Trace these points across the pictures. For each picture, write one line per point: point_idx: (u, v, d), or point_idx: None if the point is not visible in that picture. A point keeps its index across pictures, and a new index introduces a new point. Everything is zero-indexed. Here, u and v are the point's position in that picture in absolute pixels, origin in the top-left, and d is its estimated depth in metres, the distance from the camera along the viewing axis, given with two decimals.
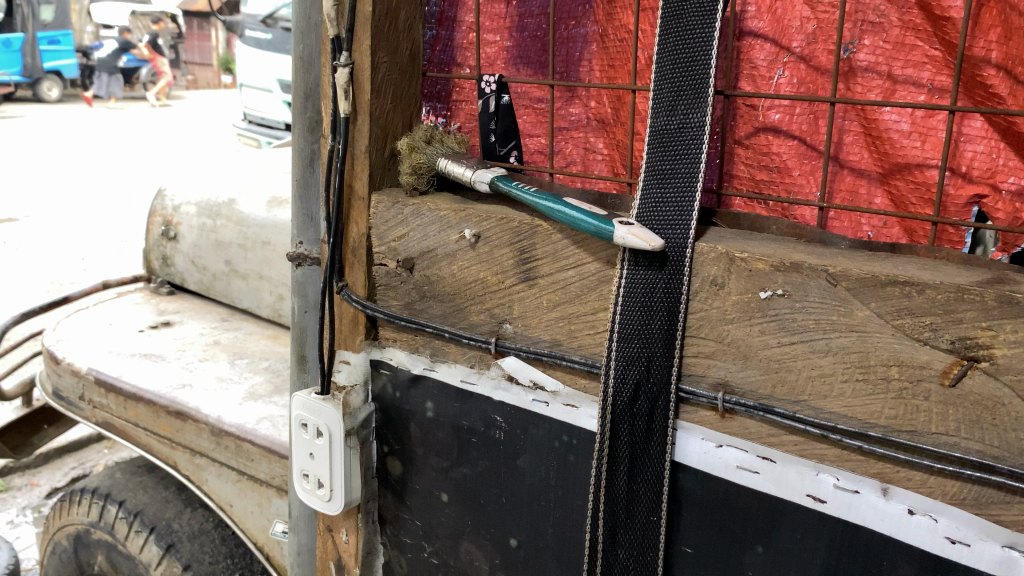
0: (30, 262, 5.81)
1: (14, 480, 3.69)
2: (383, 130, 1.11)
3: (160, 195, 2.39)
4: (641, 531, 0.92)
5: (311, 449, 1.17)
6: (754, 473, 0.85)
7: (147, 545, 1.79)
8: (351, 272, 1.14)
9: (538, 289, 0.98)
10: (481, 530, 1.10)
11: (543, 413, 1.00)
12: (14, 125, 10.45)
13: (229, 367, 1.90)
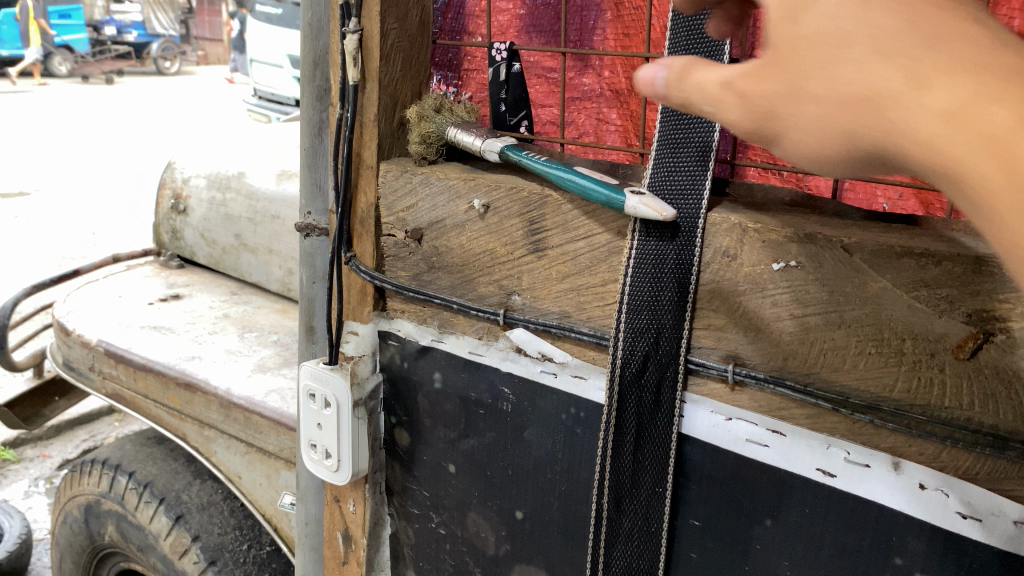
0: (41, 236, 5.84)
1: (27, 451, 3.73)
2: (392, 98, 1.10)
3: (169, 167, 2.39)
4: (646, 500, 0.92)
5: (319, 420, 1.17)
6: (763, 447, 0.84)
7: (157, 516, 1.80)
8: (360, 243, 1.14)
9: (547, 260, 0.97)
10: (488, 501, 1.10)
11: (551, 384, 0.99)
12: (25, 98, 10.49)
13: (239, 340, 1.91)
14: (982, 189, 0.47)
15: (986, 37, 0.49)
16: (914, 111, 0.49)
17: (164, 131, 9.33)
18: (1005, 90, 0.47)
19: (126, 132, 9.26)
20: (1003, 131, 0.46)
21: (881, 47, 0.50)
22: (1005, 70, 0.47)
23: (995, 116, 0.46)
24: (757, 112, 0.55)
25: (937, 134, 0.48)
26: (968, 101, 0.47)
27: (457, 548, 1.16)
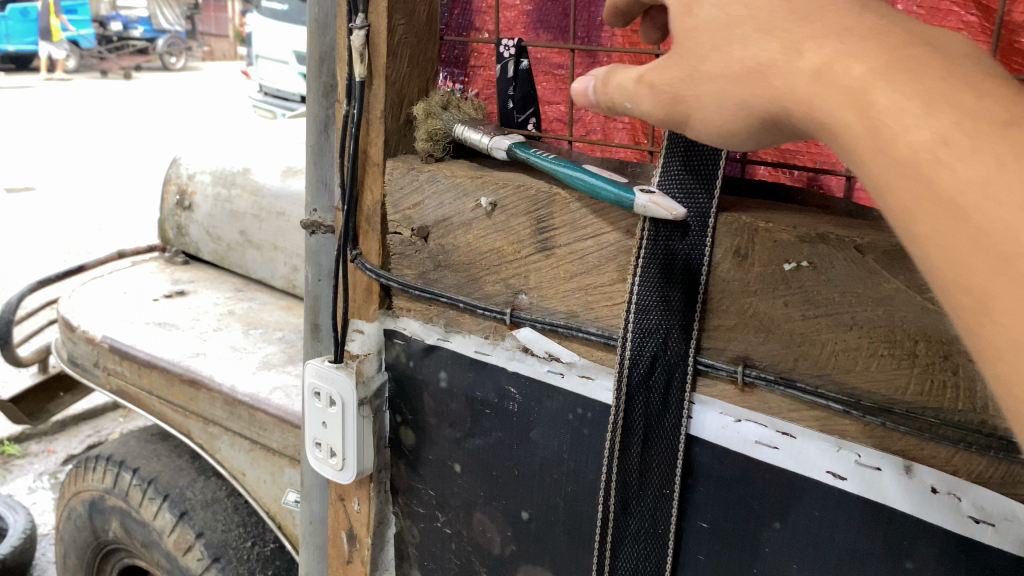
0: (46, 232, 5.85)
1: (31, 446, 3.73)
2: (399, 95, 1.09)
3: (175, 163, 2.39)
4: (653, 501, 0.91)
5: (324, 418, 1.17)
6: (773, 449, 0.83)
7: (160, 512, 1.80)
8: (365, 241, 1.13)
9: (555, 259, 0.96)
10: (493, 501, 1.09)
11: (557, 384, 0.99)
12: (31, 94, 10.50)
13: (243, 337, 1.90)
14: (849, 133, 0.56)
15: (851, 11, 0.59)
16: (790, 75, 0.59)
17: (170, 128, 9.33)
18: (862, 48, 0.56)
19: (131, 128, 9.26)
20: (856, 82, 0.55)
21: (761, 27, 0.61)
22: (865, 34, 0.57)
23: (851, 70, 0.56)
24: (666, 94, 0.67)
25: (809, 91, 0.58)
26: (829, 60, 0.57)
27: (462, 548, 1.15)
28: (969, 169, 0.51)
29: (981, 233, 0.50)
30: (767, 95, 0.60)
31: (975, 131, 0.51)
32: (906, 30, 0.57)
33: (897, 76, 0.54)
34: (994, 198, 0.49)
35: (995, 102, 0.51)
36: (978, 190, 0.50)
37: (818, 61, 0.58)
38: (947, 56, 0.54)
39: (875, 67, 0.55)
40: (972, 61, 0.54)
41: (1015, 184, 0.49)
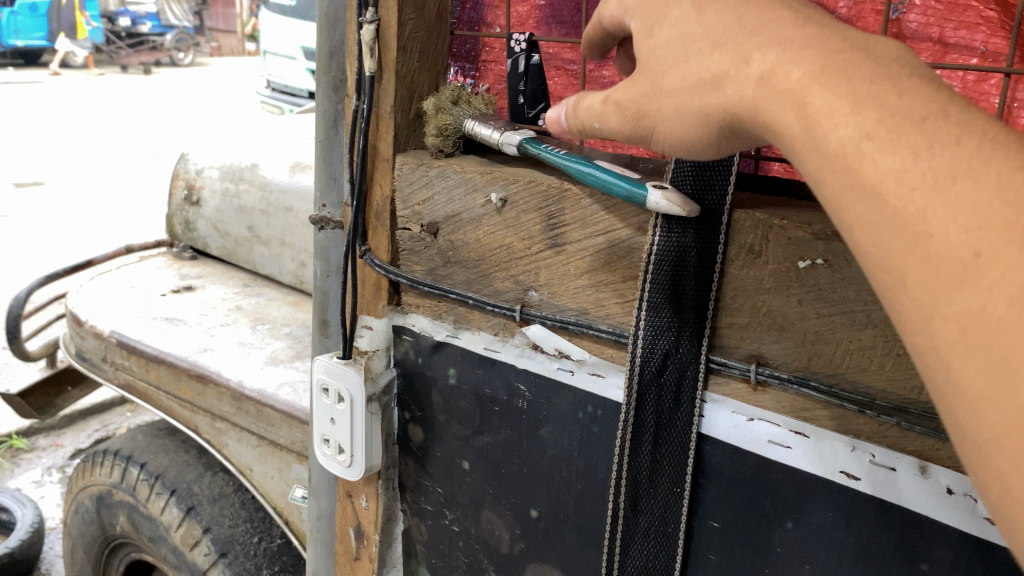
0: (55, 226, 5.87)
1: (39, 440, 3.75)
2: (409, 90, 1.08)
3: (182, 159, 2.39)
4: (664, 500, 0.91)
5: (332, 415, 1.16)
6: (786, 448, 0.83)
7: (168, 507, 1.80)
8: (374, 237, 1.12)
9: (565, 256, 0.95)
10: (502, 499, 1.08)
11: (568, 382, 0.98)
12: (40, 89, 10.54)
13: (251, 333, 1.90)
14: (788, 132, 0.59)
15: (793, 20, 0.63)
16: (739, 81, 0.63)
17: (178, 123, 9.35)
18: (801, 55, 0.60)
19: (139, 123, 9.28)
20: (799, 86, 0.59)
21: (714, 42, 0.66)
22: (805, 41, 0.60)
23: (790, 74, 0.60)
24: (630, 111, 0.71)
25: (753, 96, 0.62)
26: (772, 67, 0.61)
27: (470, 546, 1.14)
28: (889, 159, 0.54)
29: (899, 217, 0.53)
30: (717, 103, 0.64)
31: (896, 125, 0.54)
32: (846, 37, 0.60)
33: (830, 79, 0.58)
34: (910, 185, 0.53)
35: (917, 99, 0.55)
36: (896, 179, 0.53)
37: (761, 68, 0.61)
38: (877, 60, 0.58)
39: (809, 72, 0.59)
40: (902, 64, 0.58)
41: (930, 171, 0.52)
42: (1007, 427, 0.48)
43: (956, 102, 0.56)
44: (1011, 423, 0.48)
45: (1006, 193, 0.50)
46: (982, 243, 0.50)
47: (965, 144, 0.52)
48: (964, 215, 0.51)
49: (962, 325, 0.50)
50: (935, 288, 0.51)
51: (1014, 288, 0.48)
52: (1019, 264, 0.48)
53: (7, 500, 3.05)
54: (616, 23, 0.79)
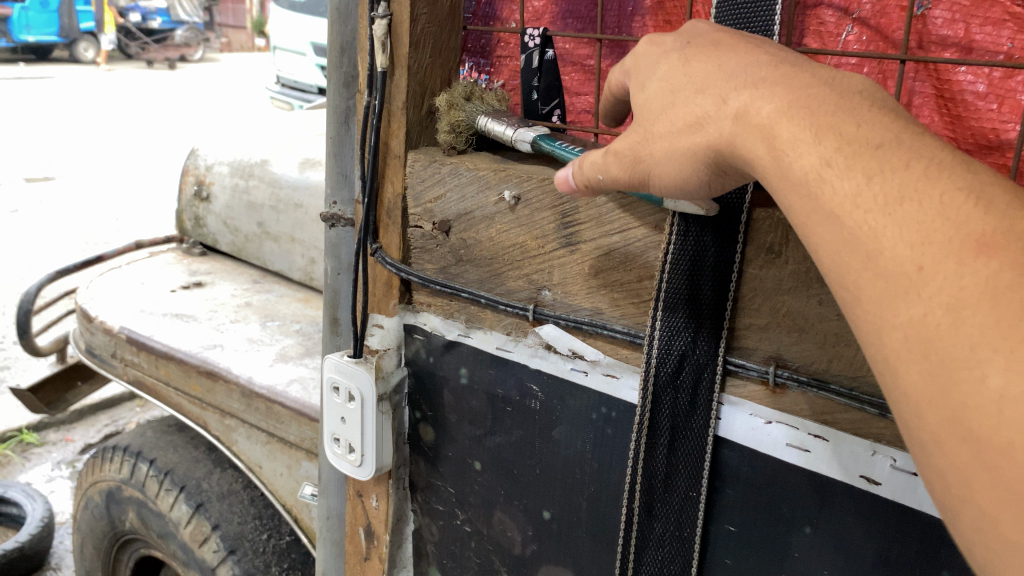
0: (66, 222, 5.88)
1: (50, 435, 3.76)
2: (421, 86, 1.07)
3: (193, 154, 2.38)
4: (679, 503, 0.89)
5: (343, 414, 1.15)
6: (805, 452, 0.81)
7: (177, 503, 1.80)
8: (385, 234, 1.11)
9: (580, 255, 0.93)
10: (514, 500, 1.07)
11: (581, 383, 0.96)
12: (51, 84, 10.57)
13: (261, 329, 1.89)
14: (759, 161, 0.64)
15: (769, 61, 0.68)
16: (717, 115, 0.68)
17: (188, 119, 9.35)
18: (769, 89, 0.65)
19: (150, 119, 9.29)
20: (766, 120, 0.64)
21: (697, 87, 0.70)
22: (775, 76, 0.65)
23: (762, 110, 0.64)
24: (626, 159, 0.74)
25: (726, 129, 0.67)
26: (746, 104, 0.66)
27: (482, 547, 1.13)
28: (845, 184, 0.59)
29: (853, 236, 0.58)
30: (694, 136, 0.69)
31: (851, 154, 0.59)
32: (813, 71, 0.66)
33: (797, 113, 0.62)
34: (862, 207, 0.57)
35: (875, 127, 0.59)
36: (851, 202, 0.58)
37: (737, 105, 0.66)
38: (841, 93, 0.63)
39: (778, 107, 0.64)
40: (865, 95, 0.62)
41: (880, 193, 0.57)
42: (944, 426, 0.52)
43: (915, 129, 0.60)
44: (947, 422, 0.52)
45: (946, 211, 0.54)
46: (925, 258, 0.54)
47: (913, 167, 0.56)
48: (909, 232, 0.55)
49: (906, 333, 0.55)
50: (884, 299, 0.56)
51: (951, 297, 0.52)
52: (955, 277, 0.52)
53: (18, 495, 3.07)
54: (619, 84, 0.84)
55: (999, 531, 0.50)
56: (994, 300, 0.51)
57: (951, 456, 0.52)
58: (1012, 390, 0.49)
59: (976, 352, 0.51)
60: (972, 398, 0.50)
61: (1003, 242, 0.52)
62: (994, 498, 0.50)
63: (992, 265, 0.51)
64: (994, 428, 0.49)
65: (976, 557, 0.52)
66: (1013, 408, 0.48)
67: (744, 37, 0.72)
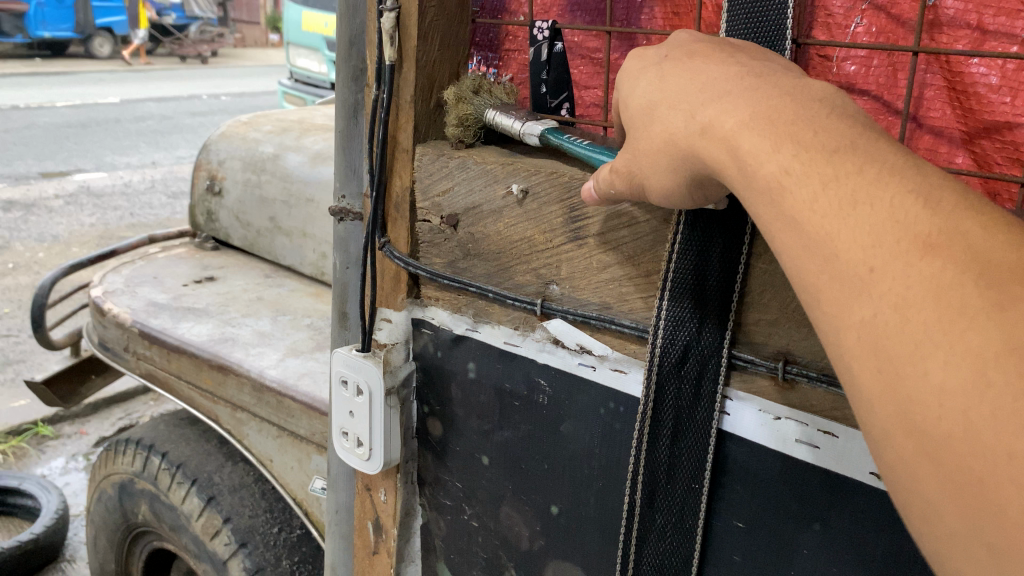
0: (81, 216, 5.92)
1: (64, 428, 3.78)
2: (430, 79, 1.06)
3: (205, 150, 2.40)
4: (682, 495, 0.89)
5: (351, 408, 1.15)
6: (813, 448, 0.80)
7: (189, 496, 1.81)
8: (394, 228, 1.11)
9: (588, 249, 0.93)
10: (522, 495, 1.07)
11: (589, 378, 0.96)
12: (66, 79, 10.64)
13: (271, 323, 1.90)
14: (727, 173, 0.67)
15: (737, 72, 0.70)
16: (684, 131, 0.70)
17: (203, 114, 9.38)
18: (734, 101, 0.68)
19: (164, 114, 9.32)
20: (731, 132, 0.67)
21: (670, 101, 0.72)
22: (740, 88, 0.68)
23: (726, 123, 0.67)
24: (624, 172, 0.77)
25: (696, 144, 0.69)
26: (714, 116, 0.68)
27: (489, 542, 1.13)
28: (803, 191, 0.62)
29: (812, 239, 0.61)
30: (669, 148, 0.72)
31: (808, 160, 0.62)
32: (775, 80, 0.68)
33: (759, 124, 0.65)
34: (819, 212, 0.60)
35: (831, 134, 0.62)
36: (809, 208, 0.61)
37: (703, 121, 0.69)
38: (803, 103, 0.65)
39: (742, 119, 0.66)
40: (825, 102, 0.65)
41: (835, 198, 0.60)
42: (892, 419, 0.56)
43: (875, 133, 0.63)
44: (895, 418, 0.56)
45: (896, 212, 0.57)
46: (875, 260, 0.57)
47: (865, 173, 0.59)
48: (861, 234, 0.58)
49: (858, 332, 0.58)
50: (839, 300, 0.59)
51: (897, 296, 0.56)
52: (902, 278, 0.56)
53: (34, 487, 3.11)
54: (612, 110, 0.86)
55: (943, 519, 0.54)
56: (936, 299, 0.54)
57: (899, 447, 0.56)
58: (949, 383, 0.53)
59: (919, 347, 0.54)
60: (916, 392, 0.54)
61: (945, 243, 0.55)
62: (947, 491, 0.53)
63: (935, 264, 0.55)
64: (936, 421, 0.53)
65: (925, 541, 0.56)
66: (952, 401, 0.52)
67: (717, 48, 0.75)
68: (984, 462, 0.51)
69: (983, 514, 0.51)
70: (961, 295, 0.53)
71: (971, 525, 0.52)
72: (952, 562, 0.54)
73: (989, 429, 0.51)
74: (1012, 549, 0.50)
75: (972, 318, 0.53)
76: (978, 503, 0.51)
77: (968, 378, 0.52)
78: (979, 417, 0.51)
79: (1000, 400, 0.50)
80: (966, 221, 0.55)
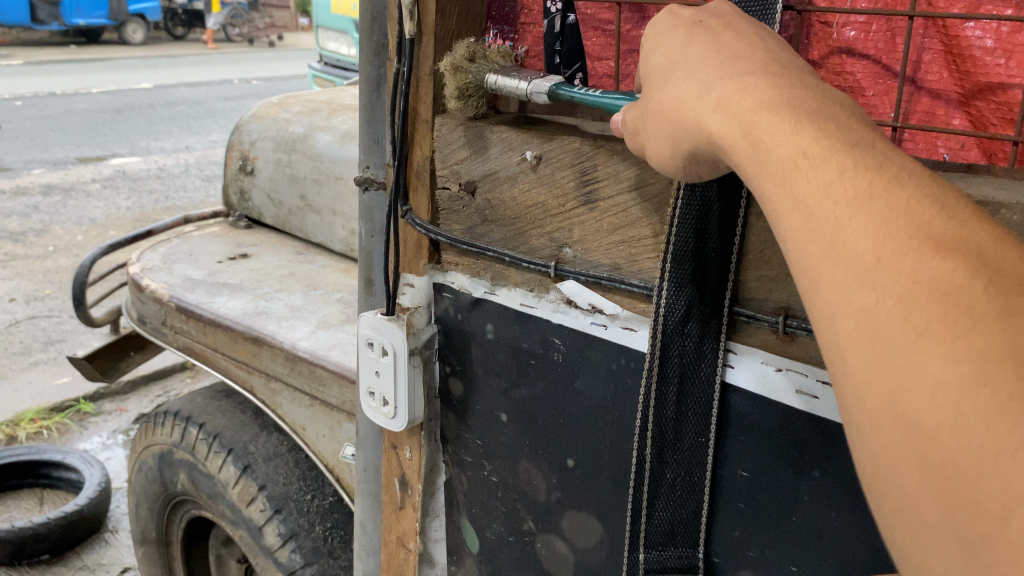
0: (118, 201, 6.06)
1: (105, 405, 3.91)
2: (448, 51, 1.10)
3: (237, 130, 2.47)
4: (689, 450, 0.93)
5: (376, 368, 1.21)
6: (813, 398, 0.84)
7: (225, 465, 1.89)
8: (415, 196, 1.16)
9: (598, 213, 0.97)
10: (539, 450, 1.12)
11: (601, 336, 1.00)
12: (101, 65, 10.83)
13: (303, 297, 1.97)
14: (734, 141, 0.69)
15: (736, 40, 0.74)
16: (683, 85, 0.74)
17: (235, 98, 9.49)
18: (751, 73, 0.70)
19: (196, 99, 9.45)
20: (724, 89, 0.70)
21: (681, 56, 0.77)
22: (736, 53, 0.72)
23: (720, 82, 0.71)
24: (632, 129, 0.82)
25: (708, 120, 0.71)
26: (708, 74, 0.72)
27: (508, 496, 1.18)
28: (820, 176, 0.62)
29: (819, 225, 0.62)
30: (669, 102, 0.76)
31: (828, 147, 0.62)
32: (778, 55, 0.72)
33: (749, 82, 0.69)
34: (833, 198, 0.61)
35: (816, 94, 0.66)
36: (823, 193, 0.62)
37: (719, 96, 0.70)
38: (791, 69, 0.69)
39: (738, 77, 0.70)
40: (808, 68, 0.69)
41: (850, 187, 0.60)
42: (880, 409, 0.57)
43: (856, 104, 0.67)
44: (884, 405, 0.57)
45: (912, 211, 0.59)
46: (883, 250, 0.58)
47: (885, 169, 0.61)
48: (872, 226, 0.59)
49: (855, 321, 0.59)
50: (840, 287, 0.60)
51: (902, 289, 0.57)
52: (910, 271, 0.57)
53: (76, 461, 3.23)
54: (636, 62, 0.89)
55: (921, 510, 0.56)
56: (943, 298, 0.56)
57: (882, 436, 0.57)
58: (947, 377, 0.54)
59: (920, 343, 0.56)
60: (909, 382, 0.56)
61: (959, 247, 0.57)
62: (927, 482, 0.55)
63: (947, 264, 0.56)
64: (927, 412, 0.55)
65: (896, 531, 0.58)
66: (946, 394, 0.54)
67: (720, 13, 0.80)
68: (972, 456, 0.53)
69: (962, 507, 0.53)
70: (969, 298, 0.55)
71: (949, 517, 0.54)
72: (922, 554, 0.56)
73: (981, 426, 0.52)
74: (988, 541, 0.52)
75: (979, 320, 0.54)
76: (959, 497, 0.53)
77: (969, 374, 0.53)
78: (974, 411, 0.53)
79: (997, 399, 0.52)
80: (963, 213, 0.59)
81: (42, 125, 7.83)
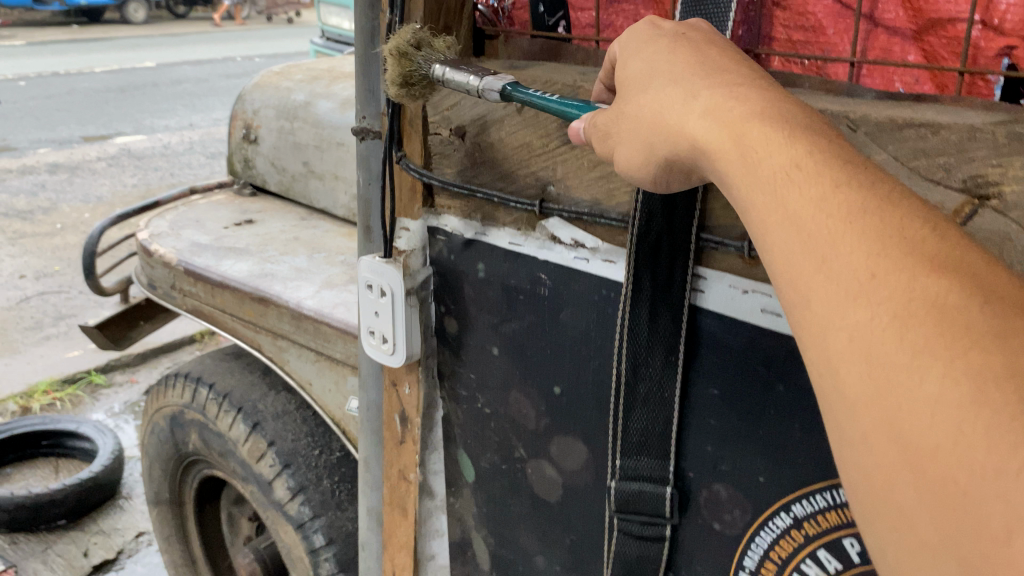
0: (122, 179, 6.12)
1: (115, 377, 3.99)
2: (438, 4, 1.15)
3: (240, 100, 2.53)
4: (661, 367, 1.00)
5: (376, 309, 1.27)
6: (776, 316, 0.91)
7: (235, 423, 1.96)
8: (409, 141, 1.22)
9: (579, 151, 1.03)
10: (529, 379, 1.19)
11: (584, 269, 1.07)
12: (101, 45, 10.85)
13: (308, 260, 2.03)
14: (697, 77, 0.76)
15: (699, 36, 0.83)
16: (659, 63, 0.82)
17: (236, 76, 9.51)
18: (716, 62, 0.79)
19: (197, 77, 9.47)
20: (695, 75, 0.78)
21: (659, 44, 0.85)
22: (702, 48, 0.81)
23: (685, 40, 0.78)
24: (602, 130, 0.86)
25: (695, 126, 0.75)
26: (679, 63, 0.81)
27: (501, 426, 1.26)
28: (812, 189, 0.65)
29: (813, 238, 0.64)
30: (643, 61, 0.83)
31: (821, 162, 0.66)
32: None
33: None
34: (827, 211, 0.64)
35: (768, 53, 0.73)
36: (817, 206, 0.65)
37: (708, 104, 0.75)
38: None
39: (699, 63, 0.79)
40: None
41: (844, 204, 0.63)
42: (878, 428, 0.59)
43: None
44: (880, 423, 0.58)
45: (906, 232, 0.61)
46: (878, 267, 0.61)
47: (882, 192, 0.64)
48: (868, 245, 0.61)
49: (850, 335, 0.61)
50: (833, 303, 0.62)
51: (899, 307, 0.59)
52: (906, 288, 0.59)
53: (89, 430, 3.32)
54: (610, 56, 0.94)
55: (918, 529, 0.56)
56: (940, 316, 0.57)
57: (877, 452, 0.59)
58: (945, 396, 0.55)
59: (918, 361, 0.57)
60: (907, 400, 0.57)
61: (956, 269, 0.59)
62: (922, 496, 0.56)
63: (942, 283, 0.58)
64: (924, 430, 0.56)
65: (891, 548, 0.59)
66: (943, 411, 0.55)
67: None
68: (968, 472, 0.53)
69: (960, 524, 0.54)
70: (967, 317, 0.57)
71: (946, 537, 0.54)
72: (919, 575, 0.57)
73: (982, 446, 0.53)
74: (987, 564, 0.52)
75: (976, 341, 0.56)
76: (957, 516, 0.54)
77: (969, 392, 0.54)
78: (973, 429, 0.54)
79: (995, 416, 0.53)
80: None
81: (45, 105, 7.88)
